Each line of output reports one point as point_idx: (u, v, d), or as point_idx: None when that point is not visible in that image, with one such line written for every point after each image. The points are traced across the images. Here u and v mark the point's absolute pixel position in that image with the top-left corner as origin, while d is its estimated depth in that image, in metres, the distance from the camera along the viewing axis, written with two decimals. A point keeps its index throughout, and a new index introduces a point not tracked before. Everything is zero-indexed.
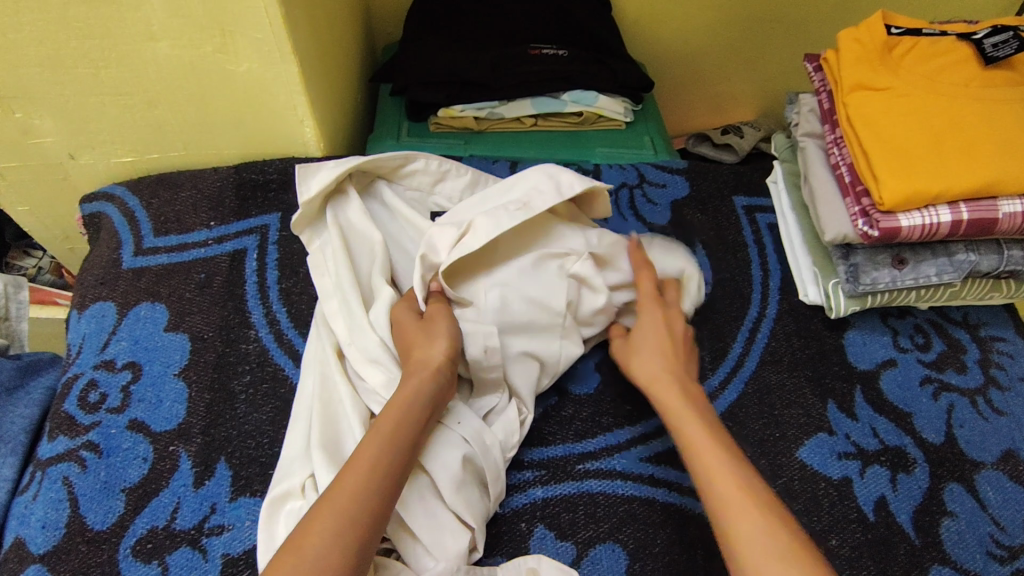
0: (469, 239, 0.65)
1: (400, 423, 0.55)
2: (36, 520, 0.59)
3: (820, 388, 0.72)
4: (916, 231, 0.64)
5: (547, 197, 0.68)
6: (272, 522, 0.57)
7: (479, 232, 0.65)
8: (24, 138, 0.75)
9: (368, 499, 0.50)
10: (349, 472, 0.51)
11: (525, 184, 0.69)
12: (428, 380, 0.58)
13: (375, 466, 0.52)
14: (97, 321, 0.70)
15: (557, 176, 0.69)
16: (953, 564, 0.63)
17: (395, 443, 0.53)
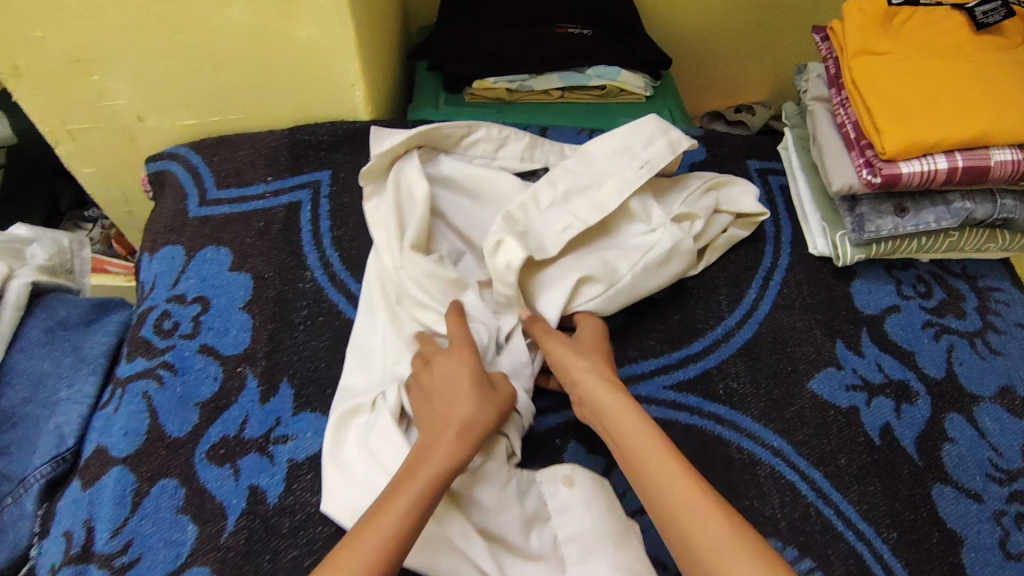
0: (595, 192, 0.75)
1: (414, 509, 0.52)
2: (118, 429, 0.65)
3: (830, 329, 0.78)
4: (916, 177, 0.70)
5: (663, 154, 0.77)
6: (341, 432, 0.63)
7: (604, 188, 0.75)
8: (99, 100, 0.83)
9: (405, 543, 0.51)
10: (394, 506, 0.52)
11: (643, 136, 0.78)
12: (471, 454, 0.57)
13: (417, 512, 0.52)
14: (167, 262, 0.77)
15: (668, 133, 0.78)
16: (953, 483, 0.69)
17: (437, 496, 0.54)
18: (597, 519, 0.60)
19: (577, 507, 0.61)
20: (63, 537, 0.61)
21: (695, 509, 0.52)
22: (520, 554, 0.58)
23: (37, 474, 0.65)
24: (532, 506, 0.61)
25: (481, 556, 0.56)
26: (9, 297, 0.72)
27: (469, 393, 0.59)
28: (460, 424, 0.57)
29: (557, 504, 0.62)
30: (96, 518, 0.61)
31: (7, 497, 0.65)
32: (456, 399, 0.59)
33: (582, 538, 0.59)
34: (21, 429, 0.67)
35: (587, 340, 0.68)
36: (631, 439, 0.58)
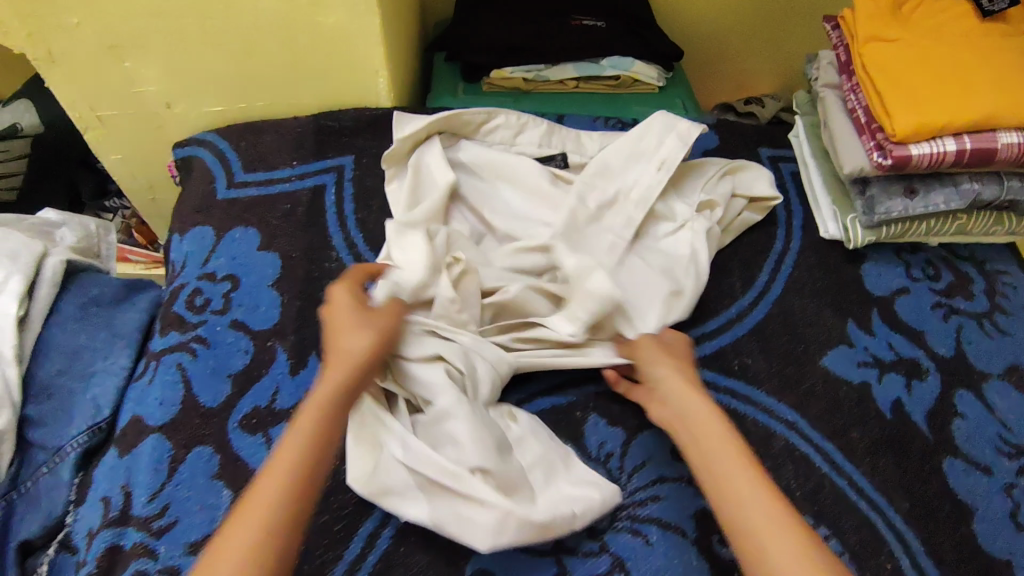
0: (622, 203, 0.78)
1: (306, 435, 0.56)
2: (153, 399, 0.67)
3: (842, 309, 0.80)
4: (925, 159, 0.72)
5: (677, 149, 0.80)
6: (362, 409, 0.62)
7: (631, 195, 0.78)
8: (129, 86, 0.85)
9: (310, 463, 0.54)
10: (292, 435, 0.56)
11: (653, 136, 0.80)
12: (356, 375, 0.60)
13: (315, 434, 0.56)
14: (197, 242, 0.79)
15: (676, 126, 0.81)
16: (964, 457, 0.71)
17: (332, 416, 0.57)
18: (547, 444, 0.65)
19: (528, 436, 0.64)
20: (101, 502, 0.63)
21: (772, 521, 0.52)
22: (506, 483, 0.60)
23: (73, 443, 0.67)
24: (496, 433, 0.63)
25: (475, 486, 0.58)
26: (46, 272, 0.73)
27: (353, 324, 0.63)
28: (345, 355, 0.61)
29: (513, 437, 0.64)
30: (134, 483, 0.63)
31: (44, 465, 0.67)
32: (342, 332, 0.62)
33: (548, 468, 0.63)
34: (57, 400, 0.69)
35: (674, 346, 0.68)
36: (710, 444, 0.58)
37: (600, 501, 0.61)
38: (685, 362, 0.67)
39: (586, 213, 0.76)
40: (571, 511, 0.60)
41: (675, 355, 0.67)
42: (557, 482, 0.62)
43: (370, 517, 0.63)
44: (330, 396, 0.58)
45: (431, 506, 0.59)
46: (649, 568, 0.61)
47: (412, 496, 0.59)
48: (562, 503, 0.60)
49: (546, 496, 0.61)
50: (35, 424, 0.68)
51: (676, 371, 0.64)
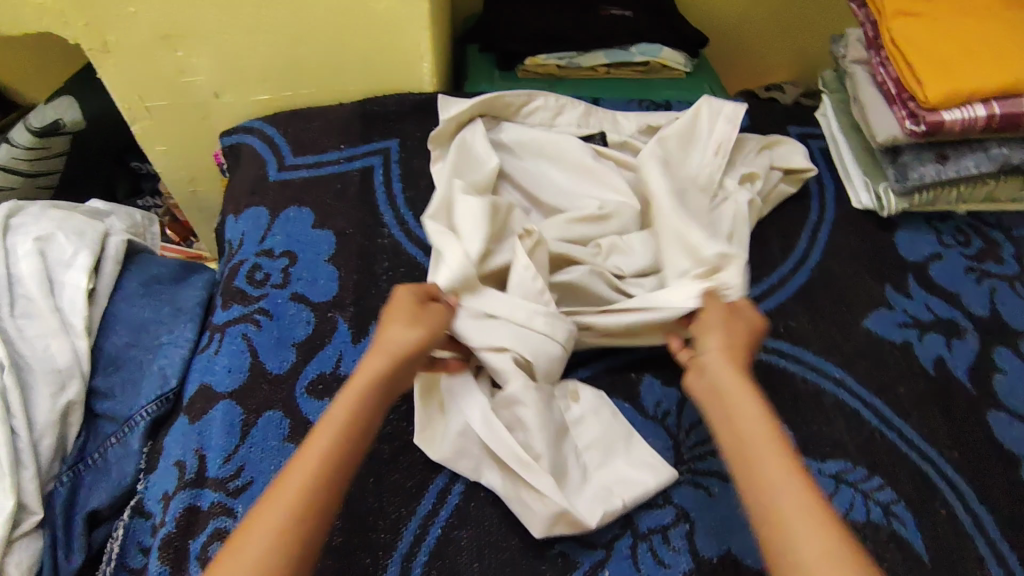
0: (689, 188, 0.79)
1: (336, 427, 0.53)
2: (221, 367, 0.69)
3: (879, 275, 0.82)
4: (957, 124, 0.75)
5: (728, 133, 0.82)
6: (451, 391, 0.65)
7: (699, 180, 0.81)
8: (180, 77, 0.88)
9: (337, 459, 0.52)
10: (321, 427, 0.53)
11: (703, 122, 0.83)
12: (392, 366, 0.58)
13: (344, 428, 0.53)
14: (253, 221, 0.81)
15: (722, 111, 0.83)
16: (1007, 409, 0.73)
17: (361, 412, 0.55)
18: (608, 423, 0.66)
19: (588, 416, 0.66)
20: (176, 465, 0.64)
21: (805, 528, 0.47)
22: (558, 473, 0.62)
23: (143, 413, 0.68)
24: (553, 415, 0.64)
25: (541, 479, 0.59)
26: (109, 251, 0.76)
27: (400, 319, 0.60)
28: (385, 347, 0.59)
29: (573, 416, 0.67)
30: (207, 447, 0.64)
31: (113, 436, 0.68)
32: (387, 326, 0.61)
33: (612, 444, 0.65)
34: (125, 372, 0.70)
35: (734, 324, 0.63)
36: (744, 421, 0.54)
37: (654, 488, 0.62)
38: (738, 333, 0.62)
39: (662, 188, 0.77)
40: (620, 501, 0.61)
41: (736, 330, 0.62)
42: (614, 465, 0.64)
43: (440, 475, 0.64)
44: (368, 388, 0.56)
45: (500, 478, 0.62)
46: (713, 517, 0.63)
47: (486, 464, 0.63)
48: (614, 491, 0.62)
49: (598, 479, 0.63)
50: (103, 396, 0.69)
51: (717, 348, 0.60)
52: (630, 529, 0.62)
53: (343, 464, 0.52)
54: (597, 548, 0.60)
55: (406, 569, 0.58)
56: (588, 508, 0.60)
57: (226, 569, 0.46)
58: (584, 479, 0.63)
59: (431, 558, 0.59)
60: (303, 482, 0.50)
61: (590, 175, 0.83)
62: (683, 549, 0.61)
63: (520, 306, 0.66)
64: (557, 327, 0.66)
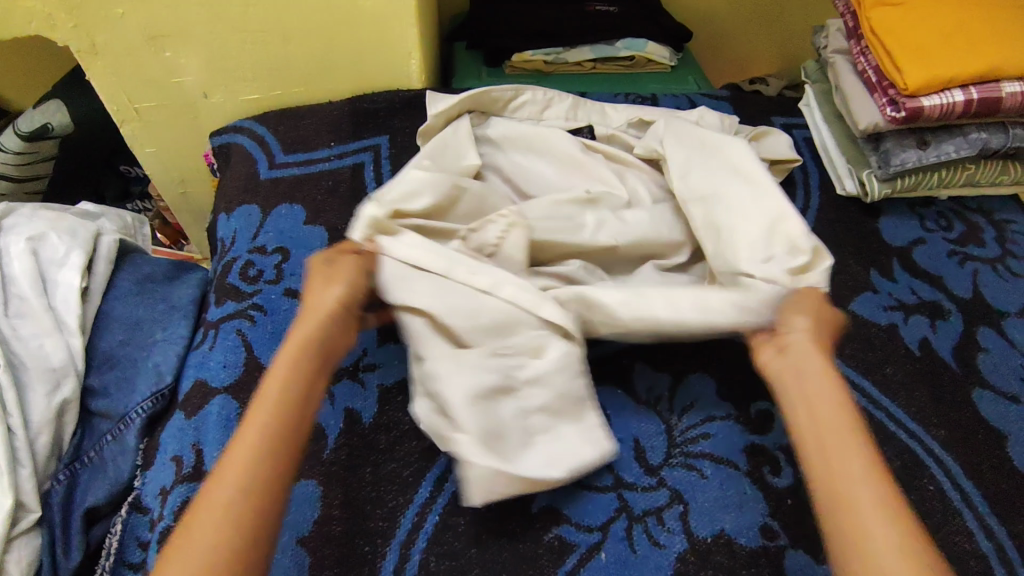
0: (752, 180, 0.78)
1: (276, 395, 0.54)
2: (215, 362, 0.69)
3: (865, 260, 0.84)
4: (936, 110, 0.77)
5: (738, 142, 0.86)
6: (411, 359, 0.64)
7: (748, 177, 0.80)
8: (169, 77, 0.88)
9: (278, 425, 0.52)
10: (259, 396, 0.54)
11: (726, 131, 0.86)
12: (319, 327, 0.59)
13: (280, 393, 0.54)
14: (245, 219, 0.81)
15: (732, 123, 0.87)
16: (991, 387, 0.74)
17: (295, 376, 0.55)
18: (564, 387, 0.61)
19: (547, 376, 0.61)
20: (173, 461, 0.64)
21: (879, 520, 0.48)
22: (497, 438, 0.58)
23: (139, 410, 0.69)
24: (491, 376, 0.60)
25: (462, 445, 0.57)
26: (102, 250, 0.76)
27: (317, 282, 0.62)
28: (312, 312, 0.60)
29: (528, 373, 0.61)
30: (204, 442, 0.64)
31: (108, 433, 0.68)
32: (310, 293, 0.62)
33: (569, 402, 0.61)
34: (120, 369, 0.70)
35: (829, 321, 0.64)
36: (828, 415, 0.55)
37: (594, 461, 0.60)
38: (828, 325, 0.63)
39: (750, 167, 0.76)
40: (559, 471, 0.59)
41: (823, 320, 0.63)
42: (565, 429, 0.61)
43: (436, 463, 0.65)
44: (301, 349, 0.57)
45: None
46: (706, 499, 0.64)
47: None
48: (556, 457, 0.60)
49: (546, 445, 0.60)
50: (98, 395, 0.69)
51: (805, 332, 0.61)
52: (625, 511, 0.63)
53: (286, 430, 0.52)
54: (593, 530, 0.61)
55: (405, 556, 0.59)
56: (528, 471, 0.58)
57: (180, 549, 0.45)
58: (530, 441, 0.60)
59: (430, 544, 0.60)
60: (250, 453, 0.50)
61: (578, 169, 0.84)
62: (677, 530, 0.62)
63: (443, 258, 0.64)
64: (478, 275, 0.63)
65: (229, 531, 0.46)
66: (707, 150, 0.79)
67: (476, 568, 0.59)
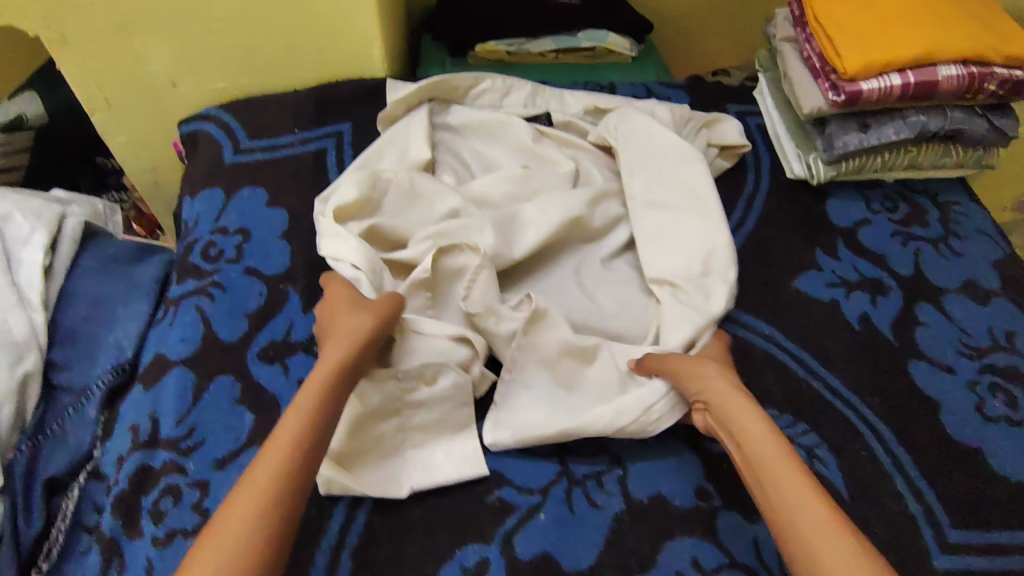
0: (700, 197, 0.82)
1: (307, 415, 0.54)
2: (175, 337, 0.71)
3: (810, 240, 0.86)
4: (875, 93, 0.80)
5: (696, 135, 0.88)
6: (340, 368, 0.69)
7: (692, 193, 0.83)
8: (137, 66, 0.90)
9: (308, 449, 0.53)
10: (291, 413, 0.55)
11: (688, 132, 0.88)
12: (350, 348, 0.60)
13: (313, 414, 0.55)
14: (209, 202, 0.84)
15: (691, 117, 0.90)
16: (928, 359, 0.77)
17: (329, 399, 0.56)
18: (445, 415, 0.66)
19: (436, 400, 0.66)
20: (130, 430, 0.66)
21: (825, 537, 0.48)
22: (366, 457, 0.63)
23: (99, 383, 0.71)
24: (376, 403, 0.63)
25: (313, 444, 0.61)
26: (67, 231, 0.78)
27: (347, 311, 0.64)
28: (346, 333, 0.62)
29: (417, 398, 0.65)
30: (160, 411, 0.66)
31: (70, 406, 0.71)
32: (339, 319, 0.64)
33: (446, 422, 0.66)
34: (82, 345, 0.73)
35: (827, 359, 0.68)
36: (756, 447, 0.55)
37: (455, 478, 0.64)
38: None
39: (698, 183, 0.81)
40: (408, 486, 0.63)
41: None
42: (433, 447, 0.66)
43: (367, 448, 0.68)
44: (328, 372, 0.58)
45: None
46: (644, 463, 0.67)
47: None
48: (416, 473, 0.64)
49: (410, 460, 0.65)
50: (61, 369, 0.72)
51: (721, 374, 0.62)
52: (565, 475, 0.65)
53: (314, 454, 0.53)
54: (534, 492, 0.64)
55: (352, 517, 0.62)
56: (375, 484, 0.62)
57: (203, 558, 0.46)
58: (403, 459, 0.64)
59: (377, 506, 0.62)
60: (277, 474, 0.50)
61: (532, 154, 0.87)
62: (615, 492, 0.65)
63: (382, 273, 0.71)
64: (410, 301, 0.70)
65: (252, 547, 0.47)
66: (666, 158, 0.83)
67: (419, 527, 0.62)
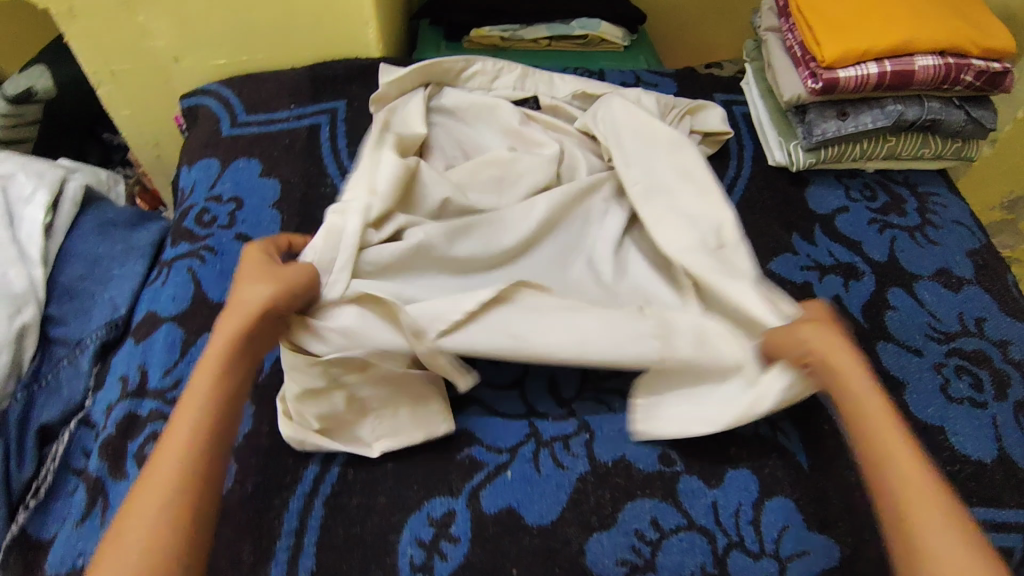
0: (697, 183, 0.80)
1: (201, 406, 0.53)
2: (166, 296, 0.74)
3: (787, 225, 0.88)
4: (851, 81, 0.82)
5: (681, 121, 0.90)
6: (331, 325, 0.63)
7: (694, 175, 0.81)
8: (141, 41, 0.93)
9: (199, 439, 0.52)
10: (185, 404, 0.54)
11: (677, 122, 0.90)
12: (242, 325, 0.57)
13: (208, 401, 0.54)
14: (205, 171, 0.87)
15: (677, 103, 0.92)
16: (897, 341, 0.79)
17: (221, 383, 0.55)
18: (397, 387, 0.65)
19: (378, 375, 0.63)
20: (120, 380, 0.69)
21: (935, 525, 0.48)
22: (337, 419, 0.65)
23: (93, 337, 0.74)
24: (313, 380, 0.61)
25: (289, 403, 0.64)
26: (68, 193, 0.82)
27: (242, 283, 0.60)
28: (241, 307, 0.59)
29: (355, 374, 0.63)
30: (149, 363, 0.69)
31: (65, 358, 0.74)
32: (241, 287, 0.60)
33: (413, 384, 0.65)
34: (78, 301, 0.76)
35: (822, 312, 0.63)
36: (872, 426, 0.54)
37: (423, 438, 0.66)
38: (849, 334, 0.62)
39: (693, 167, 0.82)
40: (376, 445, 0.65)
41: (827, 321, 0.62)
42: (398, 410, 0.65)
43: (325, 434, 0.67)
44: (222, 354, 0.56)
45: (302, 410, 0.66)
46: (611, 429, 0.69)
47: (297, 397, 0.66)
48: (383, 433, 0.65)
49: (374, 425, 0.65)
50: (57, 323, 0.75)
51: (819, 334, 0.59)
52: (534, 437, 0.68)
53: (210, 443, 0.52)
54: (502, 452, 0.66)
55: (325, 468, 0.65)
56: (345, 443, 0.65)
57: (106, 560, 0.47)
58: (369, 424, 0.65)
59: (350, 458, 0.65)
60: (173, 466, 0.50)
61: (519, 136, 0.88)
62: (581, 454, 0.67)
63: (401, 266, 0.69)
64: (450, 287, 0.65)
65: (154, 543, 0.47)
66: (661, 142, 0.84)
67: (389, 479, 0.64)
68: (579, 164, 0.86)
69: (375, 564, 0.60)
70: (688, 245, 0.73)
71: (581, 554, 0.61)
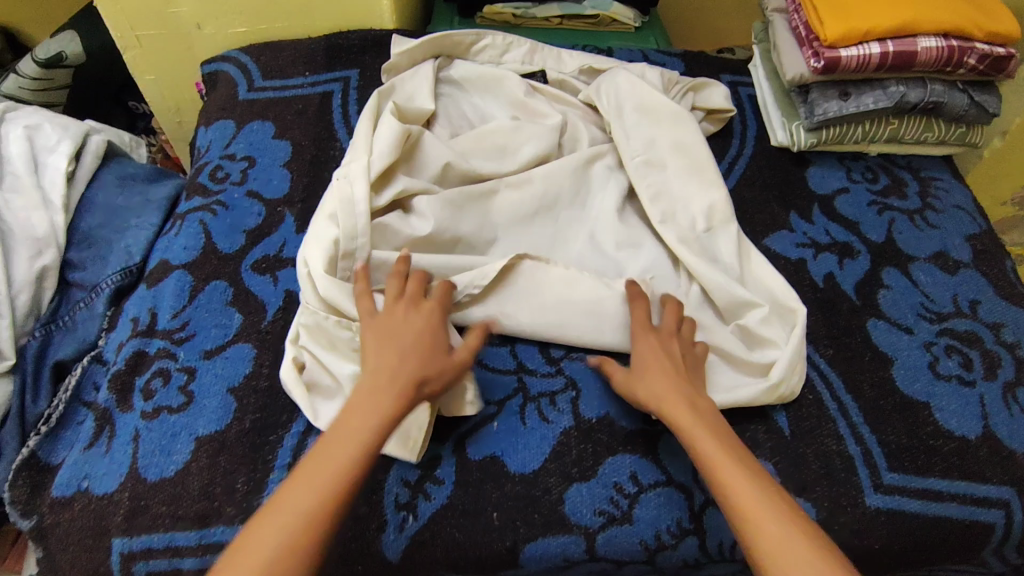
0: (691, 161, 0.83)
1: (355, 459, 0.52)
2: (178, 245, 0.78)
3: (785, 203, 0.89)
4: (853, 61, 0.82)
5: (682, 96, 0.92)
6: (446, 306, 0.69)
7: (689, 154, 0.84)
8: (165, 7, 0.96)
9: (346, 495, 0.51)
10: (341, 444, 0.53)
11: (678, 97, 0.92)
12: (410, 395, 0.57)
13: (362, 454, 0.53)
14: (221, 132, 0.91)
15: (680, 79, 0.93)
16: (887, 318, 0.80)
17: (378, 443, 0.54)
18: None
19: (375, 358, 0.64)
20: (131, 321, 0.73)
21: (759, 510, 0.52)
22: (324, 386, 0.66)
23: (108, 282, 0.78)
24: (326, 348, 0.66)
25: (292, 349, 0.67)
26: (90, 147, 0.86)
27: (423, 353, 0.59)
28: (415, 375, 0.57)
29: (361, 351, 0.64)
30: (159, 306, 0.73)
31: (82, 300, 0.78)
32: (414, 354, 0.59)
33: None
34: (96, 248, 0.80)
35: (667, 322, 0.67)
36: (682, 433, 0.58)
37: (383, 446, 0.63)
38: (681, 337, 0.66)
39: (691, 142, 0.84)
40: None
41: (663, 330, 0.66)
42: None
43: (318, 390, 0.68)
44: (386, 415, 0.55)
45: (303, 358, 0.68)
46: (598, 387, 0.70)
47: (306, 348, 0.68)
48: None
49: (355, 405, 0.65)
50: (75, 267, 0.79)
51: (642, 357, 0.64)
52: (522, 391, 0.70)
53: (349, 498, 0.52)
54: (491, 404, 0.69)
55: None
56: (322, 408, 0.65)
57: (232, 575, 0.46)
58: None
59: None
60: (319, 509, 0.50)
61: (523, 107, 0.91)
62: (566, 410, 0.69)
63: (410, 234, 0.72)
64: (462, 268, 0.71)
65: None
66: (661, 114, 0.86)
67: None
68: (581, 133, 0.89)
69: (362, 498, 0.63)
70: (677, 226, 0.78)
71: (559, 502, 0.63)
